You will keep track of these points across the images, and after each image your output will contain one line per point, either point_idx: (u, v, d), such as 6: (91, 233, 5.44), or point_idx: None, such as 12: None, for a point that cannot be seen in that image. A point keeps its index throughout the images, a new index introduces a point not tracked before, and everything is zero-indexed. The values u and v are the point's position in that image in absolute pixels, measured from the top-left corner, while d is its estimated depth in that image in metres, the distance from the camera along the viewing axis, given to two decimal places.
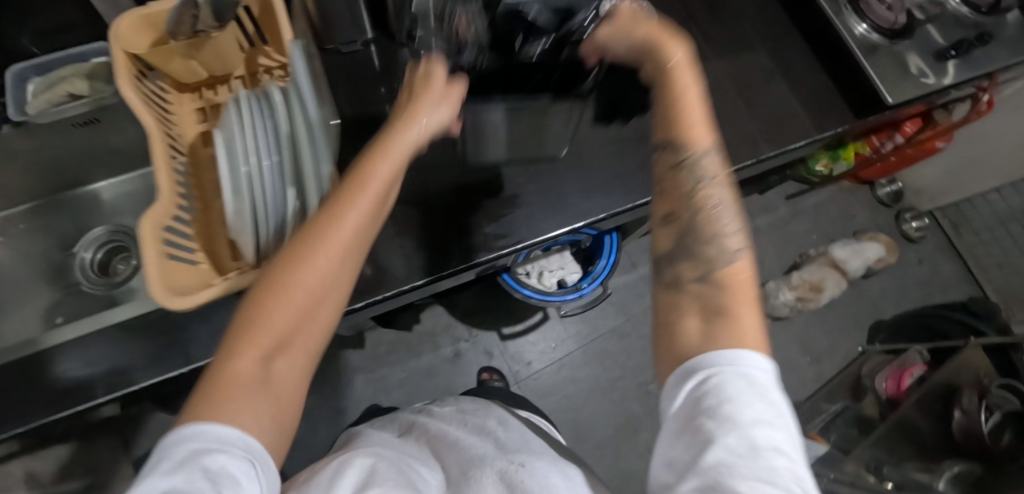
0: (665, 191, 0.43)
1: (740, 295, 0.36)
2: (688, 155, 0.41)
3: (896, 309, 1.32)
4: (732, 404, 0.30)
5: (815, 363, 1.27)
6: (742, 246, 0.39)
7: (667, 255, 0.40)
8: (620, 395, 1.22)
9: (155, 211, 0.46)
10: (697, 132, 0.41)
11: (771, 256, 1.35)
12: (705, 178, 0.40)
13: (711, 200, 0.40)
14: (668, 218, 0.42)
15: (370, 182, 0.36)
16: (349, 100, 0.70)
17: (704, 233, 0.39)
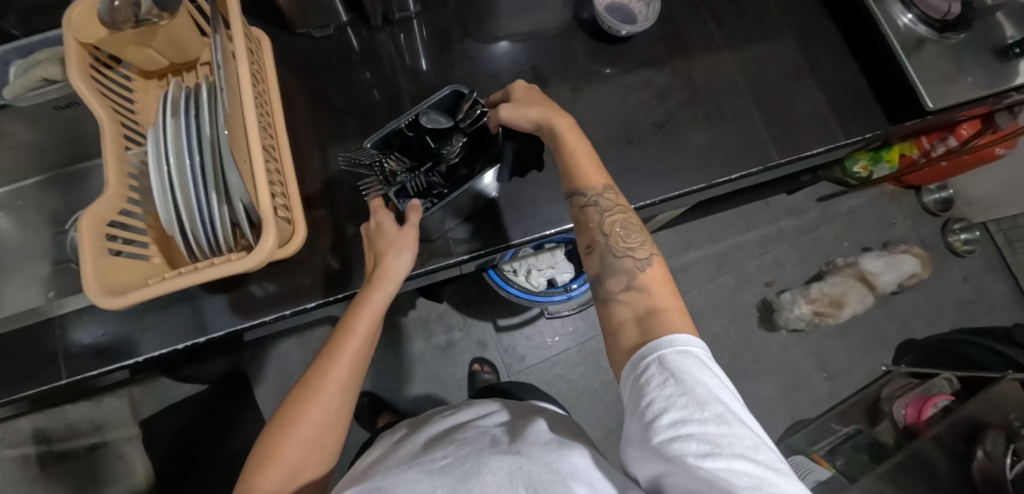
0: (581, 229, 0.48)
1: (658, 299, 0.41)
2: (588, 199, 0.48)
3: (928, 329, 1.24)
4: (679, 383, 0.33)
5: (830, 379, 1.20)
6: (648, 247, 0.45)
7: (597, 278, 0.45)
8: (614, 398, 1.18)
9: (99, 206, 0.46)
10: (589, 174, 0.49)
11: (793, 262, 1.28)
12: (600, 211, 0.47)
13: (615, 217, 0.47)
14: (590, 249, 0.48)
15: (357, 329, 0.48)
16: (329, 88, 0.69)
17: (615, 254, 0.45)
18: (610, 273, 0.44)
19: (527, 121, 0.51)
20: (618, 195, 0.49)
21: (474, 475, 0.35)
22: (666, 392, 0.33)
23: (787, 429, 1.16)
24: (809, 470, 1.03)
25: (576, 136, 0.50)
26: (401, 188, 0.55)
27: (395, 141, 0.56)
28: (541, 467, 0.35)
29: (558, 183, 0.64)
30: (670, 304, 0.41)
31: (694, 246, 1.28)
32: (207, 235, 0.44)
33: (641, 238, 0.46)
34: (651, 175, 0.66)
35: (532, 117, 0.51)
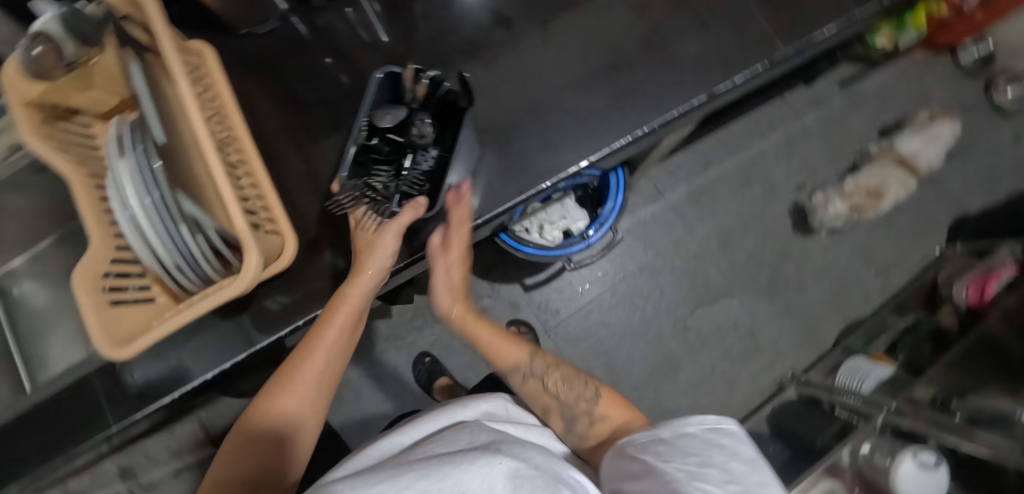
0: (531, 398, 0.49)
1: (619, 419, 0.46)
2: (524, 369, 0.51)
3: (984, 201, 1.16)
4: (663, 444, 0.35)
5: (880, 274, 1.15)
6: (592, 390, 0.48)
7: (563, 435, 0.47)
8: (655, 334, 1.14)
9: (87, 261, 0.46)
10: (510, 351, 0.53)
11: (823, 159, 1.19)
12: (539, 377, 0.50)
13: (542, 359, 0.52)
14: (545, 411, 0.48)
15: (336, 321, 0.47)
16: (289, 82, 0.65)
17: (569, 404, 0.47)
18: (572, 425, 0.46)
19: (442, 289, 0.55)
20: (547, 359, 0.53)
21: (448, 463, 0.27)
22: (654, 453, 0.35)
23: (842, 333, 1.13)
24: (867, 371, 0.97)
25: (482, 319, 0.56)
26: (401, 194, 0.53)
27: (366, 155, 0.53)
28: (527, 467, 0.27)
29: (544, 130, 0.59)
30: (625, 416, 0.46)
31: (714, 164, 1.19)
32: (192, 269, 0.43)
33: (583, 383, 0.49)
34: (644, 100, 0.60)
35: (447, 279, 0.55)
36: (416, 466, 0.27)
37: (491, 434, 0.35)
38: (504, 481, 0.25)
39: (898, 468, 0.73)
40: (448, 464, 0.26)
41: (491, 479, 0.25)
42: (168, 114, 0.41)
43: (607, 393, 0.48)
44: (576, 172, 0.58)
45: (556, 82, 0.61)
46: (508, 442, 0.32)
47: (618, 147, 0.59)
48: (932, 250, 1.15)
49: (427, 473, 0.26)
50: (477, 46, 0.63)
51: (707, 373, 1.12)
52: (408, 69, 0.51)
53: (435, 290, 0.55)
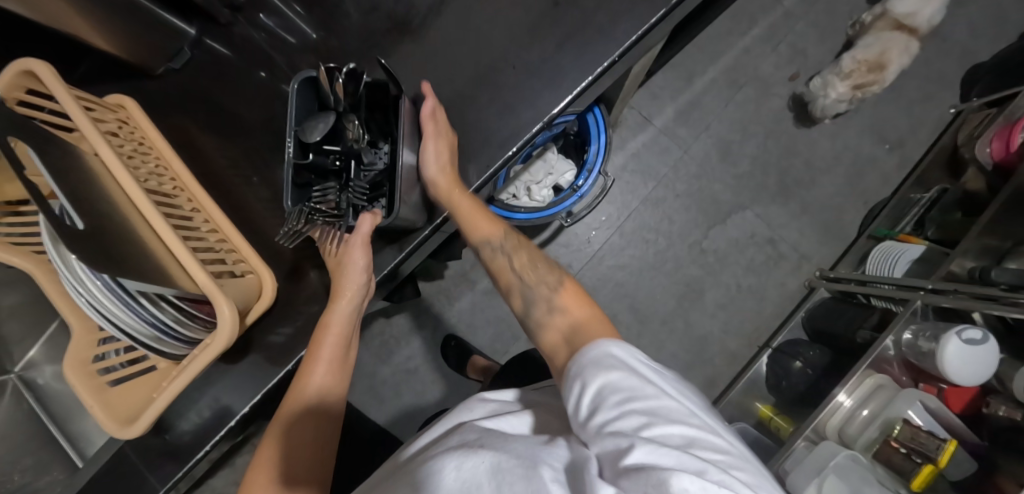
0: (496, 274, 0.53)
1: (578, 315, 0.44)
2: (494, 246, 0.52)
3: (993, 46, 1.09)
4: (618, 374, 0.33)
5: (896, 149, 1.09)
6: (556, 276, 0.49)
7: (524, 316, 0.48)
8: (673, 264, 1.10)
9: (76, 349, 0.45)
10: (482, 225, 0.52)
11: (813, 42, 1.10)
12: (506, 255, 0.52)
13: (521, 256, 0.52)
14: (509, 290, 0.51)
15: (323, 355, 0.48)
16: (230, 106, 0.61)
17: (530, 286, 0.49)
18: (535, 304, 0.47)
19: (435, 167, 0.49)
20: (516, 239, 0.53)
21: (437, 474, 0.29)
22: (610, 386, 0.32)
23: (865, 218, 1.08)
24: (899, 253, 0.93)
25: (470, 195, 0.51)
26: (355, 208, 0.48)
27: (306, 173, 0.46)
28: (510, 457, 0.29)
29: (499, 91, 0.54)
30: (586, 312, 0.44)
31: (698, 75, 1.11)
32: (174, 336, 0.43)
33: (549, 270, 0.50)
34: (597, 29, 0.53)
35: (439, 164, 0.49)
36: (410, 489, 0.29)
37: (483, 430, 0.35)
38: (486, 477, 0.27)
39: (944, 354, 0.69)
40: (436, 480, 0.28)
41: (474, 480, 0.27)
42: (96, 190, 0.39)
43: (572, 284, 0.48)
44: (540, 130, 0.53)
45: (499, 35, 0.55)
46: (493, 436, 0.34)
47: (581, 90, 0.52)
48: (947, 111, 1.08)
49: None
50: (408, 18, 0.58)
51: (733, 291, 1.09)
52: (319, 68, 0.43)
53: (425, 168, 0.49)
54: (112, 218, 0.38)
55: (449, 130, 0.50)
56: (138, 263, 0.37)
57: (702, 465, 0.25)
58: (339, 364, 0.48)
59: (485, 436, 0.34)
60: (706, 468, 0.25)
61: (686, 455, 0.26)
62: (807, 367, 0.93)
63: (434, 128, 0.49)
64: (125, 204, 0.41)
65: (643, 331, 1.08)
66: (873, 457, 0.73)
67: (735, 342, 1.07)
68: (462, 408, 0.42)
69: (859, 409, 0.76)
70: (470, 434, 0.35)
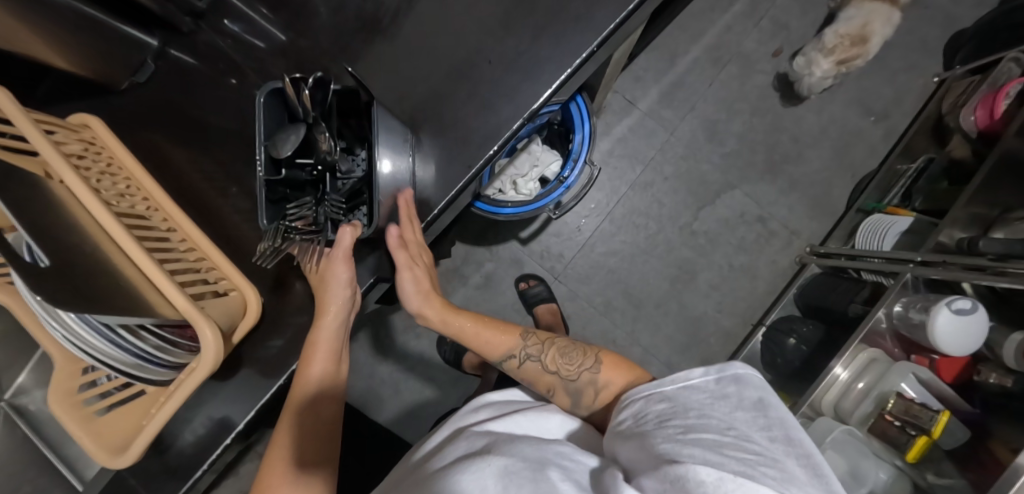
0: (534, 381, 0.50)
1: (621, 383, 0.45)
2: (519, 356, 0.51)
3: (975, 10, 1.08)
4: (666, 397, 0.34)
5: (881, 120, 1.09)
6: (592, 359, 0.48)
7: (571, 405, 0.47)
8: (665, 248, 1.09)
9: (59, 382, 0.45)
10: (499, 342, 0.53)
11: (795, 15, 1.09)
12: (536, 359, 0.50)
13: (556, 356, 0.50)
14: (551, 391, 0.49)
15: (315, 365, 0.48)
16: (200, 118, 0.59)
17: (575, 383, 0.47)
18: (577, 387, 0.47)
19: (417, 297, 0.54)
20: (538, 337, 0.52)
21: (449, 480, 0.29)
22: (656, 408, 0.34)
23: (853, 192, 1.08)
24: (888, 225, 0.93)
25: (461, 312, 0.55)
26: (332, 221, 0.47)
27: (278, 187, 0.44)
28: (518, 460, 0.29)
29: (476, 88, 0.52)
30: (631, 375, 0.46)
31: (681, 54, 1.10)
32: (157, 363, 0.42)
33: (583, 354, 0.49)
34: (573, 19, 0.51)
35: (420, 285, 0.54)
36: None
37: (489, 435, 0.35)
38: (496, 479, 0.27)
39: (936, 327, 0.70)
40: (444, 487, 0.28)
41: (483, 483, 0.27)
42: (61, 221, 0.38)
43: (609, 358, 0.48)
44: (521, 126, 0.51)
45: (471, 29, 0.53)
46: (499, 439, 0.33)
47: (561, 83, 0.51)
48: (931, 79, 1.08)
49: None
50: (377, 15, 0.56)
51: (725, 271, 1.09)
52: (284, 79, 0.41)
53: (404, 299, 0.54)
54: (80, 249, 0.37)
55: (422, 243, 0.53)
56: (111, 295, 0.36)
57: (726, 462, 0.26)
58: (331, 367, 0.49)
59: (492, 439, 0.34)
60: (731, 466, 0.26)
61: (708, 453, 0.27)
62: (801, 344, 0.93)
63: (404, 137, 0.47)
64: (95, 232, 0.40)
65: (638, 316, 1.08)
66: (868, 431, 0.75)
67: (729, 321, 1.08)
68: (463, 414, 0.43)
69: (854, 382, 0.77)
70: (477, 440, 0.34)
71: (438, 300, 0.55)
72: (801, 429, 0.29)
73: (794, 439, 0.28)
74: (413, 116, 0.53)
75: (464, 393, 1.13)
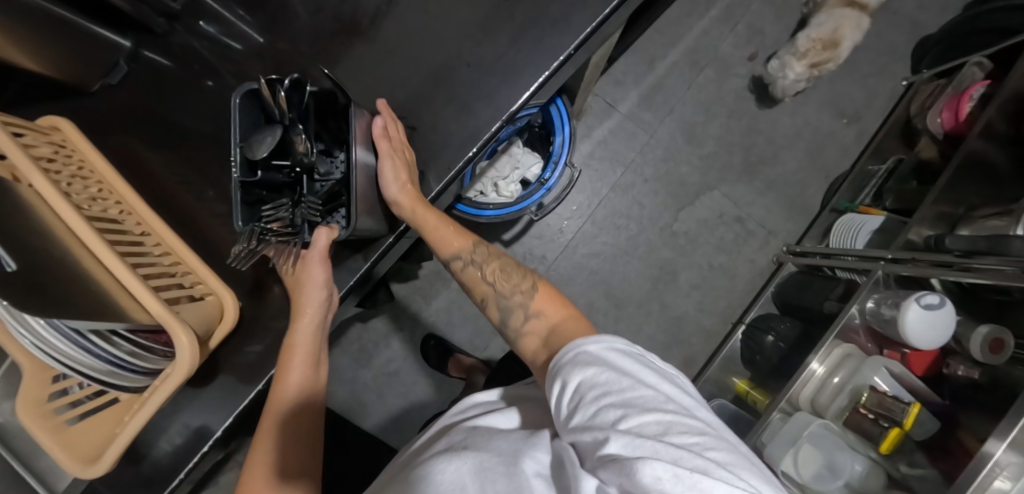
0: (471, 287, 0.50)
1: (555, 317, 0.43)
2: (465, 260, 0.51)
3: (940, 17, 1.12)
4: (597, 365, 0.32)
5: (853, 122, 1.12)
6: (529, 282, 0.47)
7: (501, 325, 0.46)
8: (647, 248, 1.11)
9: (29, 392, 0.43)
10: (452, 239, 0.51)
11: (769, 20, 1.12)
12: (479, 267, 0.50)
13: (495, 263, 0.50)
14: (484, 301, 0.49)
15: (292, 367, 0.48)
16: (174, 121, 0.58)
17: (505, 295, 0.47)
18: (511, 318, 0.45)
19: (395, 185, 0.48)
20: (488, 251, 0.52)
21: (422, 478, 0.29)
22: (584, 378, 0.31)
23: (827, 192, 1.11)
24: (861, 224, 0.96)
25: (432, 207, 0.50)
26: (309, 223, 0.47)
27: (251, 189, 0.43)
28: (492, 456, 0.29)
29: (455, 91, 0.52)
30: (563, 313, 0.43)
31: (660, 58, 1.12)
32: (129, 369, 0.41)
33: (523, 276, 0.48)
34: (550, 23, 0.52)
35: (399, 181, 0.48)
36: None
37: (468, 430, 0.35)
38: (469, 477, 0.27)
39: (907, 323, 0.72)
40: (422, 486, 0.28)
41: (458, 481, 0.27)
42: (28, 224, 0.37)
43: (545, 286, 0.47)
44: (500, 128, 0.52)
45: (449, 32, 0.53)
46: (478, 436, 0.33)
47: (539, 85, 0.51)
48: (899, 83, 1.11)
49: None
50: (356, 18, 0.56)
51: (705, 270, 1.11)
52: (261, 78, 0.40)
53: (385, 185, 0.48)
54: (48, 253, 0.36)
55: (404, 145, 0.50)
56: (81, 300, 0.35)
57: (682, 455, 0.24)
58: (308, 369, 0.48)
59: (469, 435, 0.34)
60: (686, 459, 0.24)
61: (660, 444, 0.25)
62: (779, 341, 0.94)
63: (389, 145, 0.48)
64: (64, 235, 0.39)
65: (621, 316, 1.09)
66: (843, 424, 0.76)
67: (709, 320, 1.09)
68: (451, 414, 0.43)
69: (830, 376, 0.78)
70: (455, 435, 0.35)
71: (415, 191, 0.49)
72: (710, 405, 0.30)
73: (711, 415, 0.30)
74: (393, 119, 0.53)
75: (449, 397, 1.13)
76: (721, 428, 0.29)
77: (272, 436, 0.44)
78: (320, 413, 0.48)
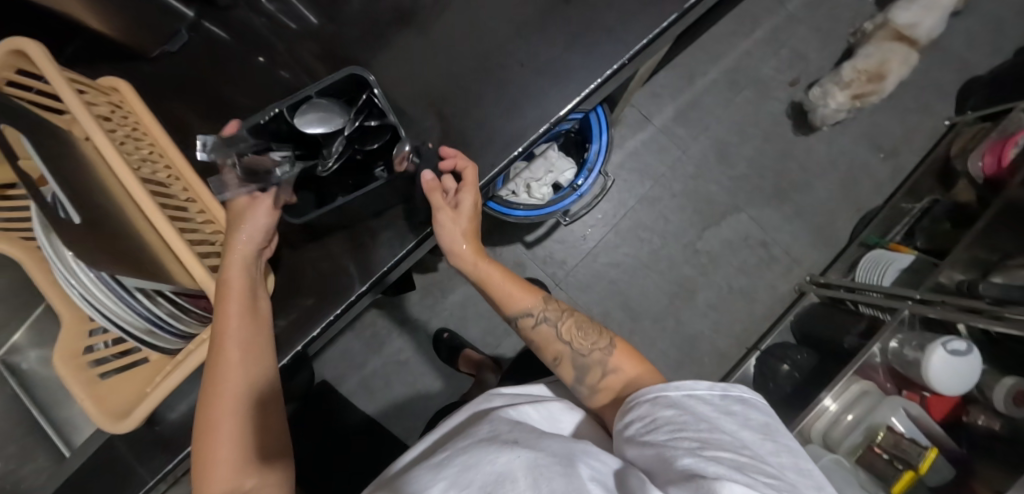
0: (542, 346, 0.51)
1: (632, 371, 0.46)
2: (535, 316, 0.52)
3: (989, 59, 1.10)
4: (676, 404, 0.35)
5: (890, 157, 1.10)
6: (606, 340, 0.49)
7: (576, 386, 0.47)
8: (668, 264, 1.10)
9: (65, 343, 0.45)
10: (521, 296, 0.53)
11: (814, 47, 1.11)
12: (552, 324, 0.52)
13: (565, 318, 0.52)
14: (557, 360, 0.50)
15: (230, 312, 0.42)
16: (224, 92, 0.59)
17: (581, 353, 0.49)
18: (586, 380, 0.47)
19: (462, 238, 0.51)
20: (558, 306, 0.53)
21: (474, 466, 0.29)
22: (665, 412, 0.34)
23: (856, 225, 1.09)
24: (888, 262, 0.95)
25: (493, 261, 0.55)
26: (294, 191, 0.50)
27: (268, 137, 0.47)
28: (547, 456, 0.29)
29: (504, 91, 0.53)
30: (640, 369, 0.47)
31: (700, 75, 1.11)
32: (167, 330, 0.42)
33: (598, 333, 0.50)
34: (606, 32, 0.52)
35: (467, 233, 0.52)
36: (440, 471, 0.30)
37: (509, 424, 0.36)
38: (523, 471, 0.27)
39: (930, 369, 0.71)
40: (470, 468, 0.29)
41: (511, 468, 0.28)
42: (88, 180, 0.38)
43: (621, 343, 0.49)
44: (546, 131, 0.52)
45: (504, 30, 0.54)
46: (522, 431, 0.34)
47: (590, 92, 0.52)
48: (941, 122, 1.09)
49: (453, 483, 0.28)
50: (412, 9, 0.56)
51: (724, 292, 1.10)
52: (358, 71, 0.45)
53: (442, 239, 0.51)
54: (106, 210, 0.37)
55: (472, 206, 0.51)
56: (134, 258, 0.36)
57: (754, 485, 0.27)
58: (256, 356, 0.44)
59: (512, 429, 0.34)
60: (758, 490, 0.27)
61: (735, 471, 0.28)
62: (795, 370, 0.94)
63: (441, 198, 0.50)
64: (120, 195, 0.40)
65: (635, 329, 1.08)
66: (856, 461, 0.75)
67: (724, 342, 1.08)
68: (480, 399, 0.46)
69: (844, 413, 0.78)
70: (497, 426, 0.35)
71: (474, 244, 0.53)
72: (807, 458, 0.32)
73: (802, 467, 0.31)
74: (440, 112, 0.53)
75: (456, 391, 1.13)
76: (796, 475, 0.30)
77: (230, 431, 0.41)
78: (274, 398, 0.46)
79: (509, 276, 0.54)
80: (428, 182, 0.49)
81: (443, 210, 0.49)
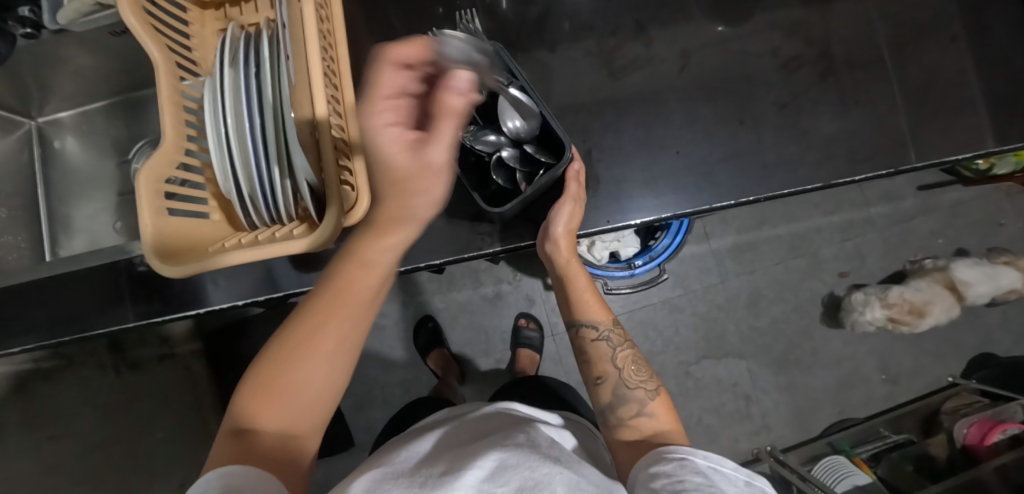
0: (592, 361, 0.50)
1: (667, 424, 0.44)
2: (599, 332, 0.51)
3: (1012, 345, 1.17)
4: (704, 474, 0.33)
5: (889, 382, 1.15)
6: (654, 384, 0.48)
7: (606, 409, 0.47)
8: (657, 370, 1.13)
9: (157, 164, 0.43)
10: (593, 310, 0.52)
11: (875, 254, 1.16)
12: (611, 345, 0.50)
13: (625, 347, 0.51)
14: (600, 379, 0.49)
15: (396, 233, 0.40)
16: (397, 19, 0.58)
17: (628, 382, 0.48)
18: (624, 408, 0.46)
19: (564, 227, 0.49)
20: (622, 333, 0.52)
21: (512, 467, 0.29)
22: (693, 478, 0.33)
23: (832, 425, 1.14)
24: (848, 473, 0.97)
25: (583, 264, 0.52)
26: None
27: None
28: (586, 484, 0.30)
29: (651, 165, 0.55)
30: (675, 426, 0.44)
31: (769, 224, 1.16)
32: (264, 202, 0.42)
33: (648, 375, 0.49)
34: (761, 164, 0.55)
35: (569, 225, 0.49)
36: (480, 459, 0.31)
37: (549, 441, 0.36)
38: (566, 488, 0.28)
39: None
40: (510, 469, 0.29)
41: (558, 482, 0.28)
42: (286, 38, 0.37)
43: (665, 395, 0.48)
44: (665, 218, 0.54)
45: (676, 117, 0.56)
46: (564, 454, 0.34)
47: (720, 207, 0.54)
48: (944, 376, 1.15)
49: (490, 476, 0.28)
50: (605, 49, 0.58)
51: (691, 420, 1.13)
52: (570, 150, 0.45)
53: (553, 231, 0.48)
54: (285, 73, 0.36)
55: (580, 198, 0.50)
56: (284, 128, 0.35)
57: None
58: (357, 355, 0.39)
59: (549, 446, 0.35)
60: None
61: None
62: None
63: (575, 190, 0.48)
64: (297, 66, 0.39)
65: None
66: None
67: None
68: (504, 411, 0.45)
69: None
70: (537, 438, 0.35)
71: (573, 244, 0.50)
72: None
73: None
74: (585, 152, 0.55)
75: (413, 378, 1.12)
76: None
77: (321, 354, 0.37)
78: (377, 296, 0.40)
79: (587, 291, 0.52)
80: (569, 170, 0.48)
81: (565, 197, 0.47)
